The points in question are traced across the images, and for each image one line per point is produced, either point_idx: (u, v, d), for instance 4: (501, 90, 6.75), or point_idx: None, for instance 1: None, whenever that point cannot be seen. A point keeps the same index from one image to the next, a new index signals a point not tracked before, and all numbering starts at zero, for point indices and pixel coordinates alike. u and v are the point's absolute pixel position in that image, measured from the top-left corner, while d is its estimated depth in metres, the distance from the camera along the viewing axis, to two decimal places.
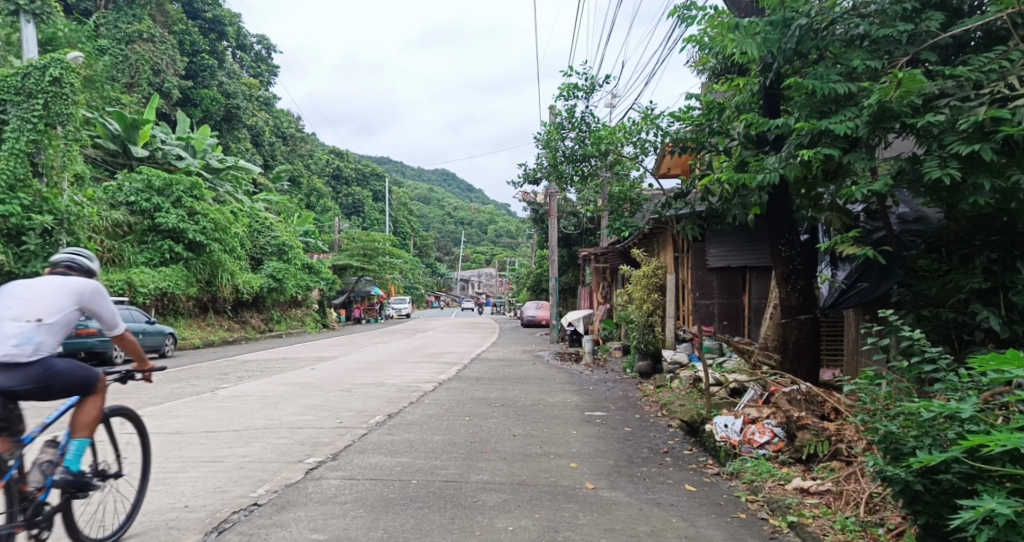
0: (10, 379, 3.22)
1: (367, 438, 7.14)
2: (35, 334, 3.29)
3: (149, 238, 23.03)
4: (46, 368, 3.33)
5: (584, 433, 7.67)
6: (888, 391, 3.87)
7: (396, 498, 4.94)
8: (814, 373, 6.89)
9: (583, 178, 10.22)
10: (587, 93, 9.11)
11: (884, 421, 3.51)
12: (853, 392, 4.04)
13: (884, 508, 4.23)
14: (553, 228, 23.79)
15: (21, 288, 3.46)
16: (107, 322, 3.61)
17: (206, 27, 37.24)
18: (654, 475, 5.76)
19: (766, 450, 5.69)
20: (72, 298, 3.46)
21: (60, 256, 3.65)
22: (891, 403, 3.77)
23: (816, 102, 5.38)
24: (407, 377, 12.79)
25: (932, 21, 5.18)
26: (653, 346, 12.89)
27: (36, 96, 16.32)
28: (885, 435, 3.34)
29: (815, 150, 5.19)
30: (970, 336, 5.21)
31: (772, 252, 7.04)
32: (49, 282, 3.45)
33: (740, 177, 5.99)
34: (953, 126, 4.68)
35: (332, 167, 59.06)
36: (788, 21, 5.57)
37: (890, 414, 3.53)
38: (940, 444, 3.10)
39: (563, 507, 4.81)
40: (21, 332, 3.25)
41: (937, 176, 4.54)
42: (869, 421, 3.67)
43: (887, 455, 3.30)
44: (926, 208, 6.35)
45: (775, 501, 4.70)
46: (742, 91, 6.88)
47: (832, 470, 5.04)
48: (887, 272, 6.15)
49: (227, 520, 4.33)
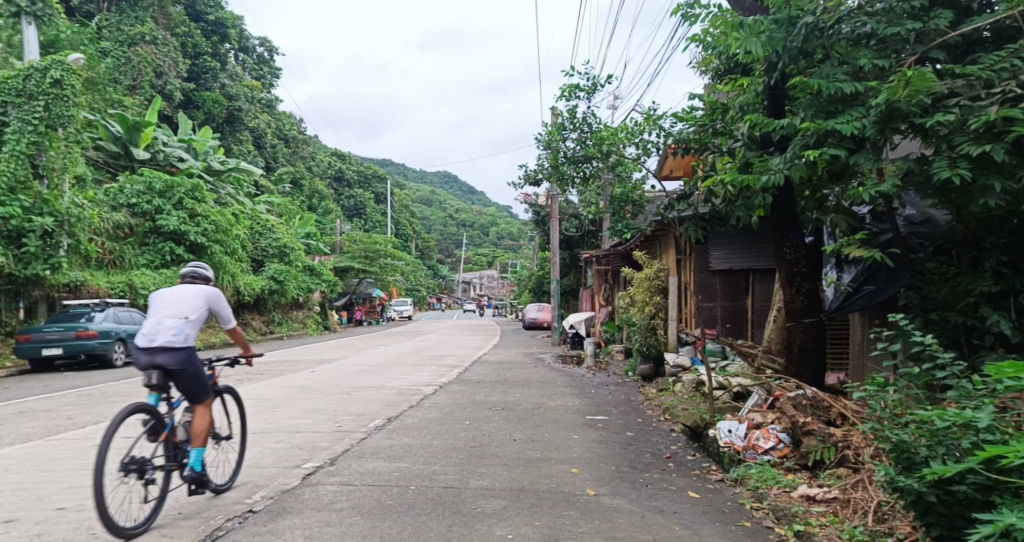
0: (167, 359, 4.16)
1: (366, 443, 7.05)
2: (185, 329, 4.27)
3: (150, 240, 22.96)
4: (189, 358, 4.30)
5: (586, 437, 7.57)
6: (898, 397, 3.79)
7: (393, 505, 4.85)
8: (819, 377, 6.78)
9: (583, 180, 10.15)
10: (589, 94, 9.04)
11: (895, 429, 3.43)
12: (862, 398, 3.95)
13: (894, 518, 4.12)
14: (555, 230, 23.72)
15: (164, 295, 4.41)
16: (228, 320, 4.61)
17: (208, 30, 37.28)
18: (656, 481, 5.66)
19: (771, 456, 5.58)
20: (205, 302, 4.46)
21: (186, 271, 4.64)
22: (901, 410, 3.68)
23: (822, 101, 5.29)
24: (407, 380, 12.70)
25: (941, 19, 5.10)
26: (655, 348, 12.67)
27: (37, 98, 16.27)
28: (897, 444, 3.26)
29: (821, 151, 5.10)
30: (980, 340, 5.11)
31: (776, 254, 6.94)
32: (189, 290, 4.44)
33: (744, 179, 5.90)
34: (964, 126, 4.59)
35: (334, 169, 59.10)
36: (793, 20, 5.49)
37: (901, 421, 3.44)
38: (954, 454, 3.01)
39: (564, 514, 4.71)
40: (177, 325, 4.22)
41: (947, 177, 4.46)
42: (879, 428, 3.59)
43: (898, 464, 3.23)
44: (932, 210, 6.25)
45: (780, 509, 4.60)
46: (745, 91, 6.77)
47: (839, 477, 4.94)
48: (895, 275, 6.01)
49: (221, 527, 4.24)
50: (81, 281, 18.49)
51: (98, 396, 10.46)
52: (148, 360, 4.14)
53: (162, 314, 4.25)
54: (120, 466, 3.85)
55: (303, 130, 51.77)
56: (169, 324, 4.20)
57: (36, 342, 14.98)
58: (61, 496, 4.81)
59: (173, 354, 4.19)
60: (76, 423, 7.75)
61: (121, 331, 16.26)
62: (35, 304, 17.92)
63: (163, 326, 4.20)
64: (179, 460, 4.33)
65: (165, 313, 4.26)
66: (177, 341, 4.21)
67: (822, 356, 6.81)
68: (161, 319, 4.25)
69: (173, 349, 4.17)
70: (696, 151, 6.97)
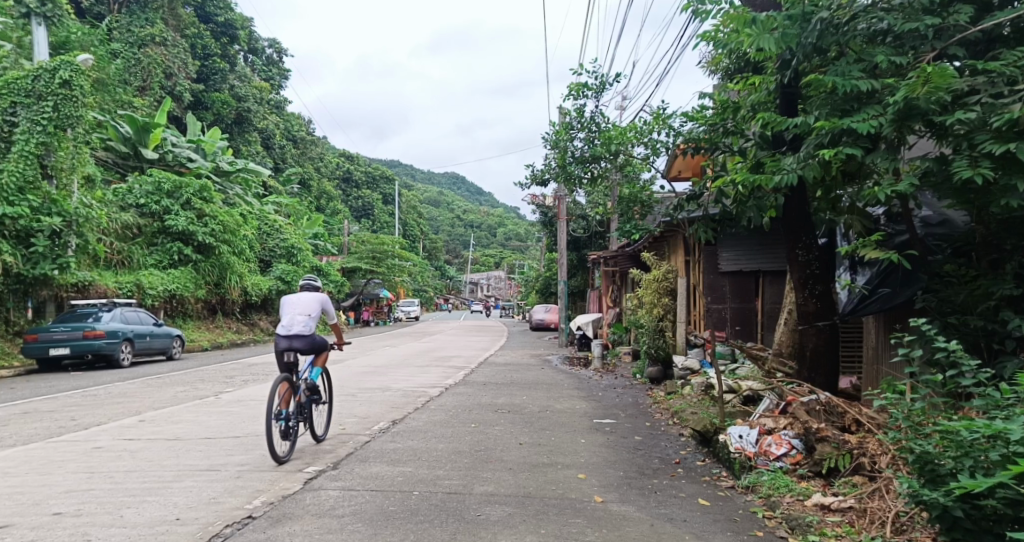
0: (301, 343, 6.44)
1: (370, 446, 6.95)
2: (309, 322, 6.53)
3: (158, 240, 23.02)
4: (313, 341, 6.57)
5: (593, 441, 7.45)
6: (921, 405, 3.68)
7: (396, 512, 4.75)
8: (831, 381, 6.65)
9: (592, 180, 9.94)
10: (597, 93, 8.92)
11: (919, 439, 3.34)
12: (883, 406, 3.84)
13: (913, 529, 3.98)
14: (563, 231, 23.58)
15: (291, 300, 6.64)
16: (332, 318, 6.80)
17: (217, 31, 37.42)
18: (665, 488, 5.53)
19: (784, 463, 5.45)
20: (319, 304, 6.64)
21: (303, 282, 6.85)
22: (926, 419, 3.57)
23: (837, 100, 5.15)
24: (413, 381, 12.63)
25: (961, 14, 4.96)
26: (662, 351, 12.33)
27: (47, 98, 16.29)
28: (920, 455, 3.17)
29: (836, 150, 4.96)
30: (1000, 345, 4.95)
31: (788, 256, 6.78)
32: (308, 295, 6.63)
33: (755, 179, 5.76)
34: (984, 125, 4.45)
35: (342, 170, 59.21)
36: (808, 15, 5.33)
37: (926, 431, 3.35)
38: (981, 466, 2.93)
39: (571, 522, 4.59)
40: (304, 320, 6.48)
41: (968, 177, 4.32)
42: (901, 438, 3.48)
43: (922, 475, 3.16)
44: (950, 211, 6.08)
45: (794, 519, 4.46)
46: (757, 89, 6.58)
47: (854, 486, 4.80)
48: (912, 277, 5.85)
49: (219, 534, 4.16)
50: (89, 281, 18.59)
51: (103, 396, 10.44)
52: (288, 343, 6.40)
53: (293, 312, 6.49)
54: (277, 413, 5.95)
55: (312, 131, 51.86)
56: (300, 319, 6.46)
57: (44, 342, 15.00)
58: (60, 500, 4.74)
59: (302, 339, 6.43)
60: (80, 425, 7.71)
61: (128, 331, 16.27)
62: (44, 304, 17.95)
63: (297, 320, 6.46)
64: (303, 412, 6.51)
65: (296, 311, 6.50)
66: (306, 330, 6.50)
67: (835, 360, 6.67)
68: (293, 315, 6.49)
69: (303, 336, 6.44)
70: (706, 151, 6.84)
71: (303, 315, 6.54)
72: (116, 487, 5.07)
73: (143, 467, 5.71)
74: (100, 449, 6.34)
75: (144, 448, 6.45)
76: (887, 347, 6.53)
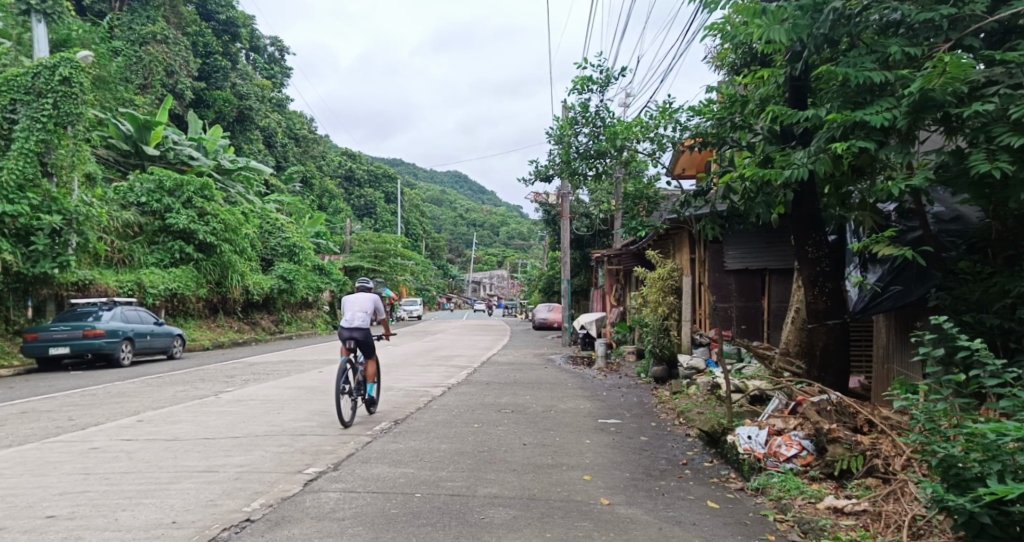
0: (359, 333, 8.08)
1: (371, 447, 6.84)
2: (366, 318, 8.17)
3: (160, 239, 22.93)
4: (367, 335, 8.18)
5: (598, 442, 7.32)
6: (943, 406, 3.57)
7: (398, 515, 4.63)
8: (842, 380, 6.53)
9: (597, 176, 9.84)
10: (602, 87, 8.79)
11: (942, 441, 3.23)
12: (903, 406, 3.73)
13: (931, 534, 3.86)
14: (566, 229, 23.45)
15: (351, 300, 8.31)
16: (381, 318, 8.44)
17: (219, 29, 37.33)
18: (673, 490, 5.40)
19: (794, 464, 5.32)
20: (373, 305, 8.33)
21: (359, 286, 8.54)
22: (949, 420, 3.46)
23: (850, 92, 5.01)
24: (416, 380, 12.52)
25: (978, 3, 4.80)
26: (667, 350, 12.14)
27: (46, 96, 16.20)
28: (943, 459, 3.06)
29: (848, 144, 4.81)
30: (1017, 344, 4.81)
31: (798, 252, 6.66)
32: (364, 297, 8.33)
33: (764, 174, 5.63)
34: (1003, 116, 4.31)
35: (344, 169, 59.07)
36: (819, 5, 5.18)
37: (949, 433, 3.24)
38: (1011, 471, 2.82)
39: (577, 525, 4.47)
40: (362, 315, 8.15)
41: (986, 171, 4.19)
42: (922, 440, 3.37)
43: (946, 480, 3.05)
44: (963, 207, 5.94)
45: (807, 522, 4.33)
46: (766, 83, 6.38)
47: (868, 488, 4.66)
48: (924, 274, 5.72)
49: (216, 538, 4.05)
50: (90, 280, 18.51)
51: (102, 396, 10.34)
52: (350, 333, 8.03)
53: (354, 309, 8.17)
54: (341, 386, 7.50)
55: (313, 130, 51.77)
56: (359, 314, 8.13)
57: (44, 341, 14.90)
58: (53, 502, 4.63)
59: (361, 331, 8.06)
60: (77, 425, 7.62)
61: (128, 330, 16.17)
62: (44, 303, 17.86)
63: (357, 316, 8.13)
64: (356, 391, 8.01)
65: (356, 308, 8.18)
66: (363, 324, 8.13)
67: (846, 359, 6.55)
68: (354, 312, 8.17)
69: (361, 328, 8.08)
70: (714, 146, 6.71)
71: (360, 312, 8.21)
72: (112, 489, 4.96)
73: (140, 468, 5.60)
74: (97, 450, 6.23)
75: (142, 449, 6.34)
76: (898, 346, 6.39)
